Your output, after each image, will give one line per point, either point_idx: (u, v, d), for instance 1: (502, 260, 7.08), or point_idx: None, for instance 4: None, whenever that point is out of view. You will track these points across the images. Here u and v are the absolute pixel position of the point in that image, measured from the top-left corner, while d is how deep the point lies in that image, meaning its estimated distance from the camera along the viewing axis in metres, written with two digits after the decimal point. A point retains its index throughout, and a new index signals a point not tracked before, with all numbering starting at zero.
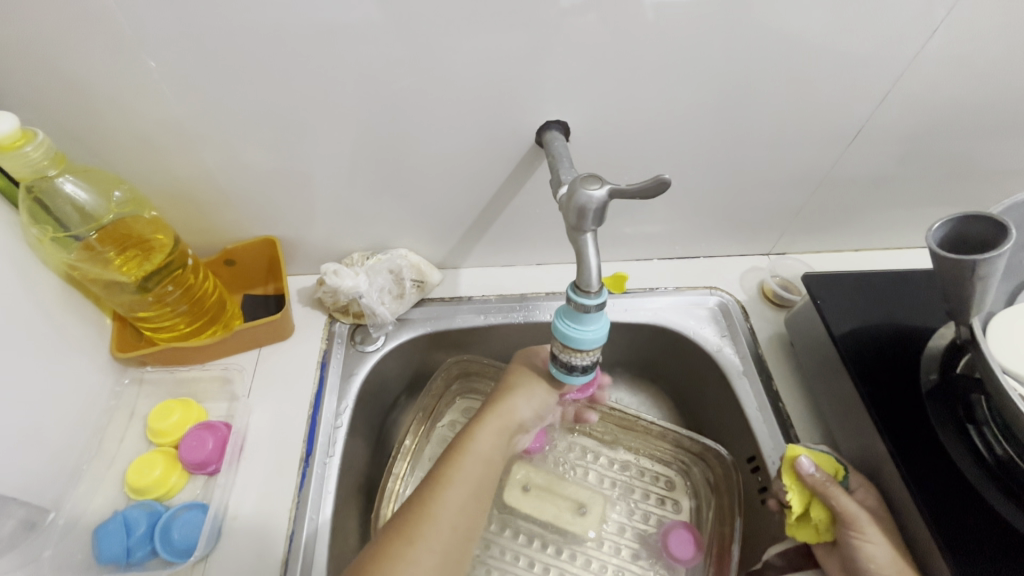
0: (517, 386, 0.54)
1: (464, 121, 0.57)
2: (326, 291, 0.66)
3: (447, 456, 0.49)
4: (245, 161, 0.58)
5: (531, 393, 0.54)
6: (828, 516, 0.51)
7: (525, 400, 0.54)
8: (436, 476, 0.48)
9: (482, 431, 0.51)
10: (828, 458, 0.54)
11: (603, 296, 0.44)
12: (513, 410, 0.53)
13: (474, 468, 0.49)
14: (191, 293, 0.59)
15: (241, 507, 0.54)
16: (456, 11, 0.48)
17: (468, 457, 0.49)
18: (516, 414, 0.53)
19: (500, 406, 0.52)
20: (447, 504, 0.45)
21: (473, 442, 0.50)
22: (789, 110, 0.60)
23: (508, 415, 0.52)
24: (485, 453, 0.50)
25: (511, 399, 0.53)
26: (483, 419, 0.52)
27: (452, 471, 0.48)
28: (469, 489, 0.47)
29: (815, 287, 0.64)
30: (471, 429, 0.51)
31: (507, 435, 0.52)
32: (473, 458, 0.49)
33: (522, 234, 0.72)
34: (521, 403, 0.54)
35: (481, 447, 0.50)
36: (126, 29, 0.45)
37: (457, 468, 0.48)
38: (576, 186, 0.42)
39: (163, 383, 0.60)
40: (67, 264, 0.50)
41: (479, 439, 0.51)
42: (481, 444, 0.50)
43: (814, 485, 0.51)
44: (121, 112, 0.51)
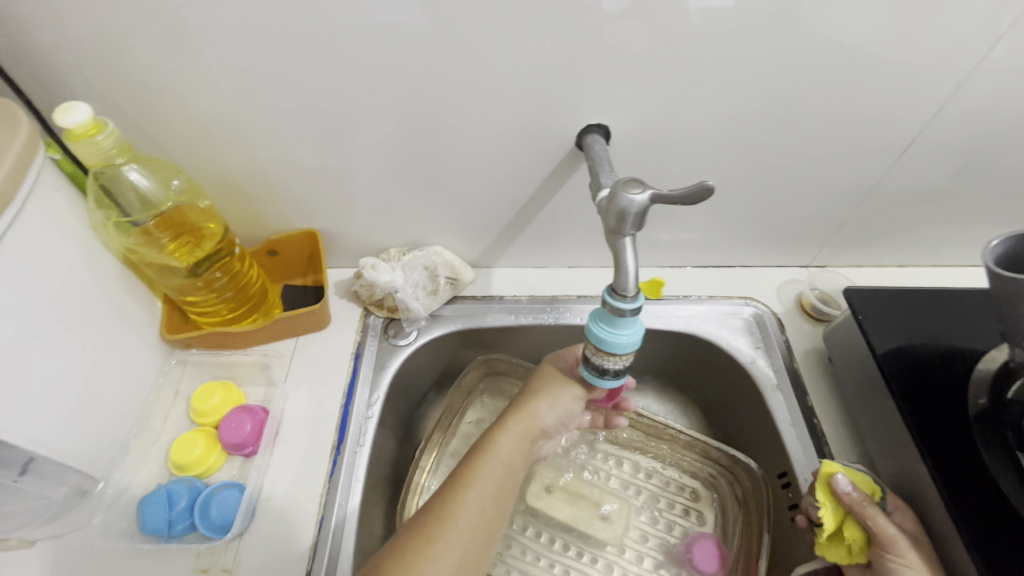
0: (540, 391, 0.54)
1: (506, 123, 0.58)
2: (363, 284, 0.68)
3: (469, 458, 0.49)
4: (293, 155, 0.60)
5: (554, 398, 0.53)
6: (863, 537, 0.50)
7: (548, 405, 0.53)
8: (458, 476, 0.48)
9: (505, 435, 0.50)
10: (865, 477, 0.53)
11: (639, 300, 0.44)
12: (535, 415, 0.52)
13: (496, 472, 0.48)
14: (237, 280, 0.61)
15: (275, 489, 0.56)
16: (504, 14, 0.49)
17: (489, 459, 0.49)
18: (539, 419, 0.53)
19: (523, 411, 0.52)
20: (468, 505, 0.45)
21: (495, 445, 0.50)
22: (837, 119, 0.58)
23: (530, 420, 0.52)
24: (506, 457, 0.50)
25: (534, 404, 0.53)
26: (506, 423, 0.51)
27: (472, 474, 0.47)
28: (491, 492, 0.47)
29: (857, 301, 0.62)
30: (493, 432, 0.51)
31: (529, 441, 0.52)
32: (495, 461, 0.49)
33: (556, 236, 0.72)
34: (544, 408, 0.53)
35: (502, 450, 0.50)
36: (191, 26, 0.48)
37: (477, 471, 0.48)
38: (617, 190, 0.42)
39: (205, 365, 0.63)
40: (127, 248, 0.53)
41: (501, 442, 0.50)
42: (503, 448, 0.50)
43: (850, 504, 0.50)
44: (182, 105, 0.54)
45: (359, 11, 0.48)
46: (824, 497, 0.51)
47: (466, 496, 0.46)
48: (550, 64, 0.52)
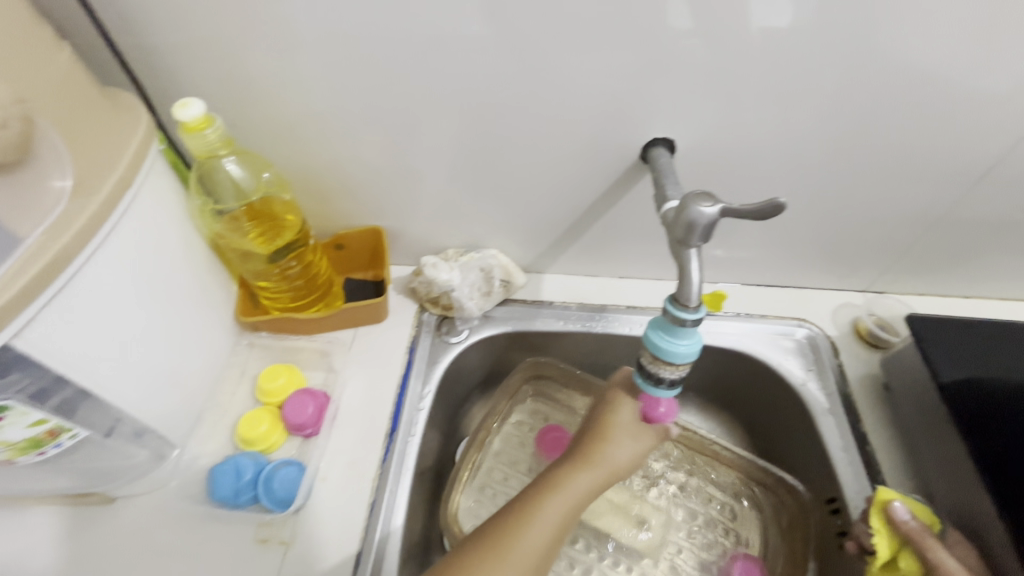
0: (618, 431, 0.52)
1: (573, 133, 0.60)
2: (421, 282, 0.70)
3: (537, 492, 0.48)
4: (367, 155, 0.63)
5: (633, 439, 0.52)
6: (919, 567, 0.49)
7: (625, 447, 0.51)
8: (523, 508, 0.46)
9: (577, 475, 0.49)
10: (924, 508, 0.52)
11: (701, 311, 0.45)
12: (610, 456, 0.50)
13: (563, 511, 0.47)
14: (308, 270, 0.65)
15: (331, 470, 0.59)
16: (582, 30, 0.51)
17: (557, 497, 0.47)
18: (615, 462, 0.51)
19: (599, 452, 0.50)
20: (527, 543, 0.44)
21: (567, 484, 0.48)
22: (908, 143, 0.58)
23: (604, 463, 0.50)
24: (575, 497, 0.48)
25: (611, 445, 0.51)
26: (583, 463, 0.50)
27: (538, 509, 0.46)
28: (552, 531, 0.46)
29: (921, 329, 0.61)
30: (568, 469, 0.49)
31: (600, 484, 0.50)
32: (563, 500, 0.47)
33: (610, 246, 0.73)
34: (621, 448, 0.51)
35: (573, 490, 0.48)
36: (289, 34, 0.52)
37: (543, 507, 0.46)
38: (688, 202, 0.43)
39: (272, 349, 0.67)
40: (216, 233, 0.57)
41: (572, 482, 0.48)
42: (574, 487, 0.48)
43: (908, 533, 0.49)
44: (274, 104, 0.58)
45: (444, 23, 0.51)
46: (879, 524, 0.51)
47: (532, 526, 0.45)
48: (621, 79, 0.54)
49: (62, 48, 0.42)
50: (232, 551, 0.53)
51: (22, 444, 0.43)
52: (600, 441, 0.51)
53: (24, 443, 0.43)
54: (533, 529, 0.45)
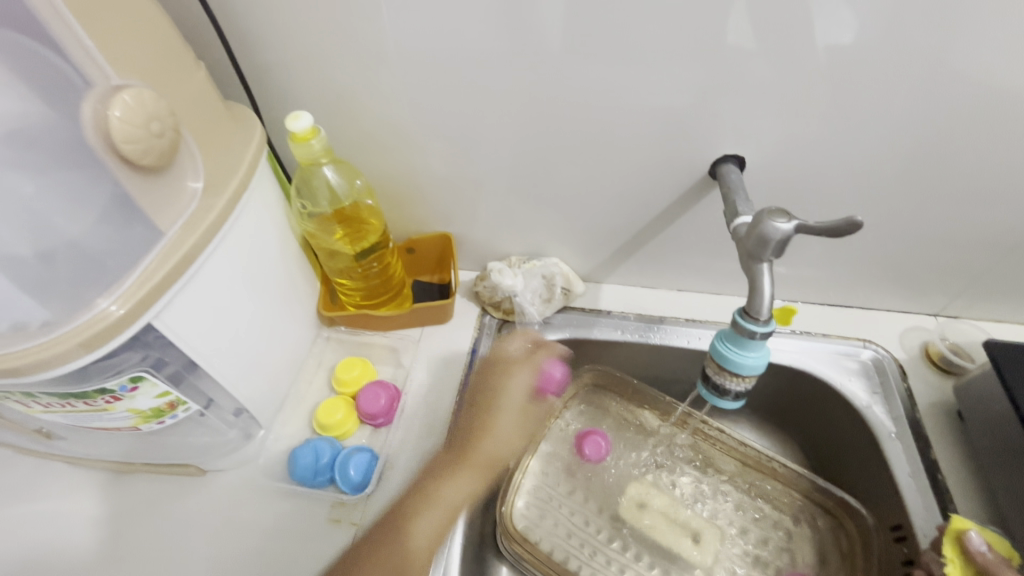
0: (494, 427, 0.63)
1: (643, 149, 0.62)
2: (486, 286, 0.74)
3: (416, 496, 0.57)
4: (441, 166, 0.67)
5: (501, 432, 0.63)
6: None
7: (496, 437, 0.62)
8: (405, 509, 0.56)
9: (454, 477, 0.58)
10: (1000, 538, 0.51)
11: (770, 325, 0.46)
12: (481, 448, 0.61)
13: (438, 507, 0.57)
14: (385, 271, 0.69)
15: (399, 459, 0.62)
16: (659, 51, 0.53)
17: (433, 500, 0.56)
18: (495, 456, 0.62)
19: (473, 454, 0.60)
20: (417, 536, 0.54)
21: (444, 489, 0.57)
22: (991, 166, 0.57)
23: (478, 459, 0.60)
24: (453, 498, 0.57)
25: (485, 440, 0.61)
26: (459, 467, 0.60)
27: (414, 509, 0.56)
28: (440, 522, 0.56)
29: (1001, 357, 0.58)
30: (446, 475, 0.59)
31: (483, 480, 0.60)
32: (440, 503, 0.57)
33: (670, 259, 0.74)
34: (495, 445, 0.62)
35: (450, 493, 0.57)
36: (384, 53, 0.57)
37: (419, 508, 0.56)
38: (762, 218, 0.44)
39: (346, 342, 0.71)
40: (309, 233, 0.63)
41: (449, 485, 0.58)
42: (452, 489, 0.58)
43: (983, 564, 0.48)
44: (364, 116, 0.63)
45: (523, 43, 0.54)
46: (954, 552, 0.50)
47: (406, 529, 0.54)
48: (691, 96, 0.56)
49: (198, 65, 0.47)
50: (308, 526, 0.57)
51: (148, 411, 0.48)
52: (466, 449, 0.61)
53: (149, 412, 0.48)
54: (408, 525, 0.54)
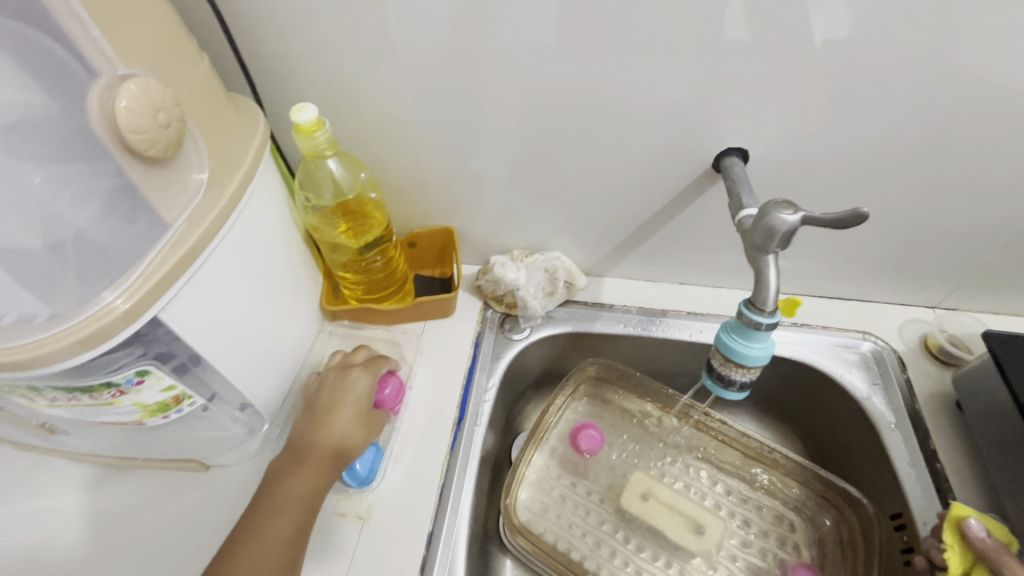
0: (324, 420, 0.58)
1: (646, 142, 0.62)
2: (488, 280, 0.74)
3: (268, 490, 0.53)
4: (444, 159, 0.67)
5: (340, 418, 0.58)
6: None
7: (335, 423, 0.58)
8: (255, 506, 0.52)
9: (307, 467, 0.55)
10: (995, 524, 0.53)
11: (776, 316, 0.47)
12: (325, 437, 0.57)
13: (294, 501, 0.53)
14: (389, 265, 0.69)
15: (403, 453, 0.62)
16: (664, 43, 0.53)
17: (285, 490, 0.53)
18: (322, 443, 0.56)
19: (297, 445, 0.56)
20: (269, 535, 0.50)
21: (295, 479, 0.54)
22: (991, 158, 0.57)
23: (336, 447, 0.57)
24: (307, 489, 0.53)
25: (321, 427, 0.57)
26: (306, 461, 0.55)
27: (269, 503, 0.52)
28: (294, 518, 0.51)
29: (999, 348, 0.59)
30: (297, 468, 0.55)
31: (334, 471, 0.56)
32: (290, 495, 0.53)
33: (671, 252, 0.75)
34: (329, 430, 0.57)
35: (300, 483, 0.54)
36: (387, 45, 0.56)
37: (273, 502, 0.52)
38: (768, 210, 0.45)
39: (348, 336, 0.71)
40: (313, 226, 0.62)
41: (300, 476, 0.54)
42: (304, 479, 0.54)
43: (983, 549, 0.50)
44: (366, 109, 0.62)
45: (528, 36, 0.54)
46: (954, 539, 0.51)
47: (263, 528, 0.50)
48: (696, 90, 0.56)
49: (200, 56, 0.47)
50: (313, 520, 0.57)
51: (153, 406, 0.48)
52: (302, 442, 0.57)
53: (154, 406, 0.48)
54: (266, 523, 0.50)
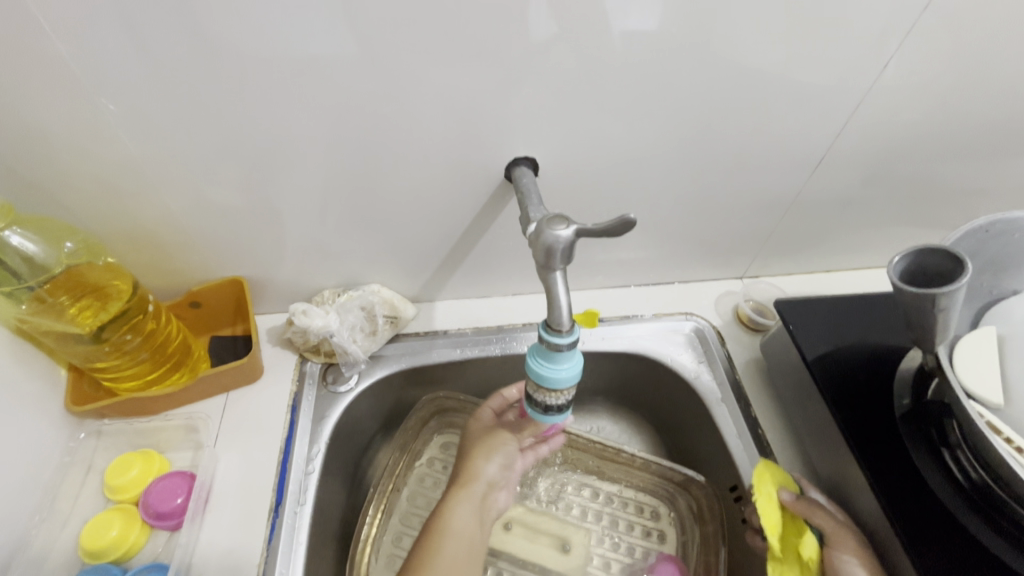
0: (477, 449, 0.60)
1: (434, 156, 0.57)
2: (296, 331, 0.64)
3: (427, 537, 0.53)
4: (206, 201, 0.57)
5: (490, 451, 0.60)
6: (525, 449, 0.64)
7: (486, 460, 0.59)
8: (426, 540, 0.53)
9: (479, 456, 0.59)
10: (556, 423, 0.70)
11: (575, 334, 0.44)
12: (477, 474, 0.58)
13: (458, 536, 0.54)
14: (153, 339, 0.58)
15: (206, 565, 0.52)
16: (419, 50, 0.48)
17: (448, 533, 0.53)
18: (482, 475, 0.58)
19: (466, 476, 0.58)
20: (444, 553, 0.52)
21: (452, 514, 0.55)
22: (752, 141, 0.61)
23: (472, 481, 0.58)
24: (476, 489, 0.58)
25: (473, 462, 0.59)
26: (455, 493, 0.57)
27: (438, 531, 0.53)
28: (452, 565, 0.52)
29: (787, 311, 0.66)
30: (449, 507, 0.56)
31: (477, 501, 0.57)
32: (451, 539, 0.53)
33: (495, 267, 0.71)
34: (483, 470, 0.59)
35: (459, 525, 0.54)
36: (79, 77, 0.45)
37: (437, 543, 0.52)
38: (542, 227, 0.42)
39: (121, 435, 0.58)
40: (18, 318, 0.50)
41: (453, 516, 0.55)
42: (457, 520, 0.55)
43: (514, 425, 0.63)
44: (78, 157, 0.50)
45: (264, 46, 0.46)
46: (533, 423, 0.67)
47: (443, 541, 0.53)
48: (471, 99, 0.52)
49: None
50: None
51: None
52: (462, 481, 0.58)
53: None
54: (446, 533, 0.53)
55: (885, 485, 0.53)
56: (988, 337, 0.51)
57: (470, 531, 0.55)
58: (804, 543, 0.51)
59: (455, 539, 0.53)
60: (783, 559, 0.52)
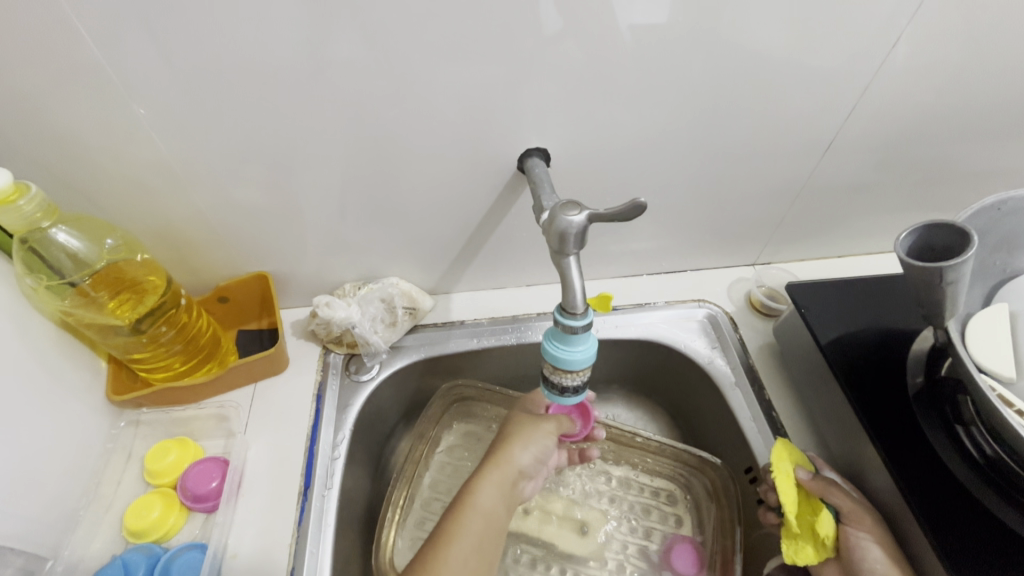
0: (515, 437, 0.60)
1: (449, 150, 0.59)
2: (319, 323, 0.67)
3: (450, 514, 0.55)
4: (232, 199, 0.59)
5: (528, 440, 0.59)
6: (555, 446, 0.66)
7: (523, 449, 0.59)
8: (448, 521, 0.54)
9: (518, 445, 0.59)
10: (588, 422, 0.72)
11: (589, 316, 0.46)
12: (511, 460, 0.58)
13: (482, 518, 0.54)
14: (185, 332, 0.61)
15: (241, 545, 0.54)
16: (433, 48, 0.50)
17: (472, 512, 0.54)
18: (516, 462, 0.58)
19: (500, 460, 0.58)
20: (464, 532, 0.53)
21: (476, 496, 0.55)
22: (760, 127, 0.62)
23: (506, 467, 0.58)
24: (508, 475, 0.58)
25: (510, 450, 0.59)
26: (486, 475, 0.57)
27: (458, 524, 0.53)
28: (472, 543, 0.53)
29: (799, 296, 0.67)
30: (474, 487, 0.57)
31: (507, 486, 0.57)
32: (473, 515, 0.54)
33: (510, 258, 0.73)
34: (518, 454, 0.59)
35: (482, 503, 0.55)
36: (115, 83, 0.48)
37: (459, 524, 0.53)
38: (556, 213, 0.44)
39: (158, 424, 0.61)
40: (63, 311, 0.53)
41: (479, 497, 0.56)
42: (482, 501, 0.55)
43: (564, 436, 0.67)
44: (114, 160, 0.53)
45: (285, 48, 0.48)
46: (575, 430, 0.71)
47: (465, 519, 0.54)
48: (483, 93, 0.54)
49: None
50: None
51: None
52: (498, 461, 0.58)
53: None
54: (469, 512, 0.54)
55: (901, 463, 0.53)
56: (999, 314, 0.51)
57: (494, 515, 0.56)
58: (820, 521, 0.52)
59: (477, 520, 0.54)
60: (798, 536, 0.53)
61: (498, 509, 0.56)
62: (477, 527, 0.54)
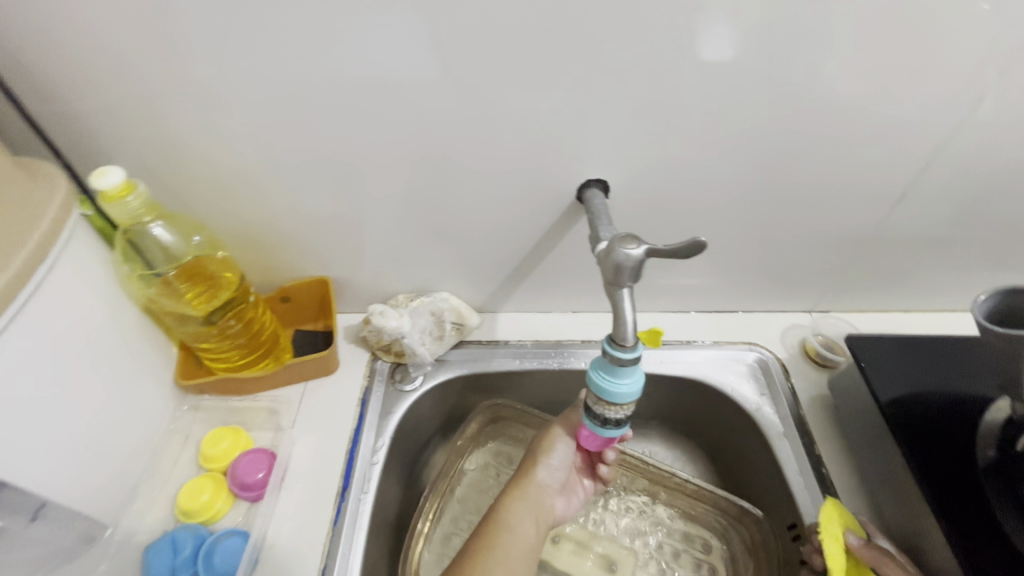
0: (536, 454, 0.61)
1: (511, 175, 0.61)
2: (371, 330, 0.70)
3: (482, 531, 0.56)
4: (305, 207, 0.63)
5: (548, 455, 0.60)
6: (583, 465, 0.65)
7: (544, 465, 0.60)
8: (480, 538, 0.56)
9: (541, 462, 0.60)
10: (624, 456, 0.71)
11: (639, 349, 0.46)
12: (534, 476, 0.60)
13: (512, 537, 0.56)
14: (250, 327, 0.65)
15: (279, 536, 0.56)
16: (507, 79, 0.52)
17: (502, 530, 0.56)
18: (539, 479, 0.60)
19: (523, 478, 0.60)
20: (497, 548, 0.54)
21: (506, 515, 0.57)
22: (827, 173, 0.61)
23: (530, 485, 0.59)
24: (534, 493, 0.59)
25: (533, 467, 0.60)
26: (512, 494, 0.59)
27: (489, 541, 0.55)
28: (503, 560, 0.54)
29: (858, 349, 0.64)
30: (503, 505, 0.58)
31: (534, 504, 0.59)
32: (505, 535, 0.56)
33: (559, 283, 0.74)
34: (541, 471, 0.60)
35: (511, 522, 0.57)
36: (216, 96, 0.53)
37: (491, 543, 0.55)
38: (614, 245, 0.45)
39: (215, 411, 0.65)
40: (149, 298, 0.58)
41: (508, 516, 0.57)
42: (511, 521, 0.57)
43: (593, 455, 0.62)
44: (207, 165, 0.58)
45: (370, 73, 0.52)
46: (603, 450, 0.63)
47: (496, 537, 0.55)
48: (550, 124, 0.56)
49: None
50: None
51: None
52: (522, 479, 0.60)
53: None
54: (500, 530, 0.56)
55: (968, 538, 0.50)
56: None
57: (525, 536, 0.57)
58: None
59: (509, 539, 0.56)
60: None
61: (529, 531, 0.57)
62: (508, 545, 0.55)
